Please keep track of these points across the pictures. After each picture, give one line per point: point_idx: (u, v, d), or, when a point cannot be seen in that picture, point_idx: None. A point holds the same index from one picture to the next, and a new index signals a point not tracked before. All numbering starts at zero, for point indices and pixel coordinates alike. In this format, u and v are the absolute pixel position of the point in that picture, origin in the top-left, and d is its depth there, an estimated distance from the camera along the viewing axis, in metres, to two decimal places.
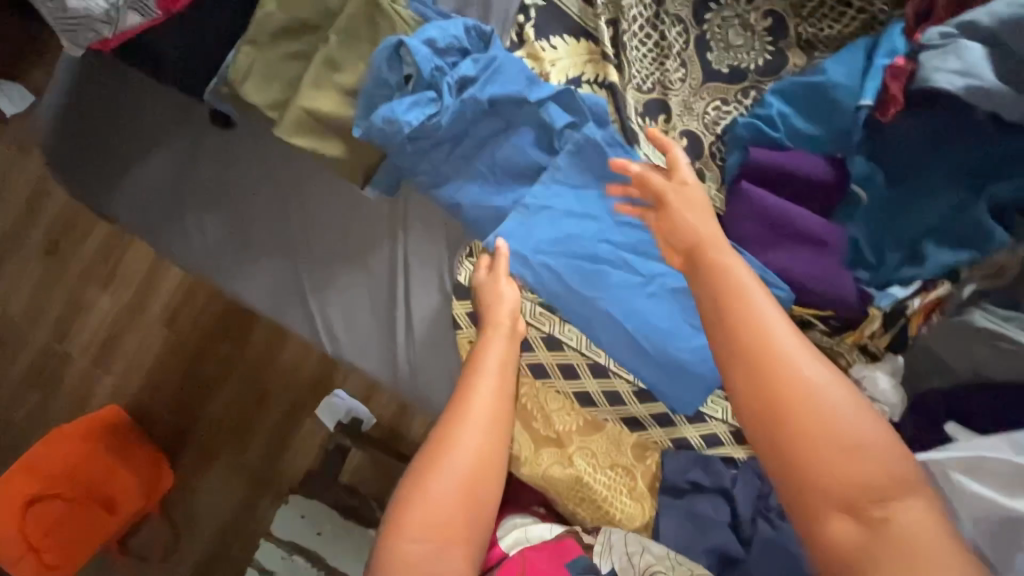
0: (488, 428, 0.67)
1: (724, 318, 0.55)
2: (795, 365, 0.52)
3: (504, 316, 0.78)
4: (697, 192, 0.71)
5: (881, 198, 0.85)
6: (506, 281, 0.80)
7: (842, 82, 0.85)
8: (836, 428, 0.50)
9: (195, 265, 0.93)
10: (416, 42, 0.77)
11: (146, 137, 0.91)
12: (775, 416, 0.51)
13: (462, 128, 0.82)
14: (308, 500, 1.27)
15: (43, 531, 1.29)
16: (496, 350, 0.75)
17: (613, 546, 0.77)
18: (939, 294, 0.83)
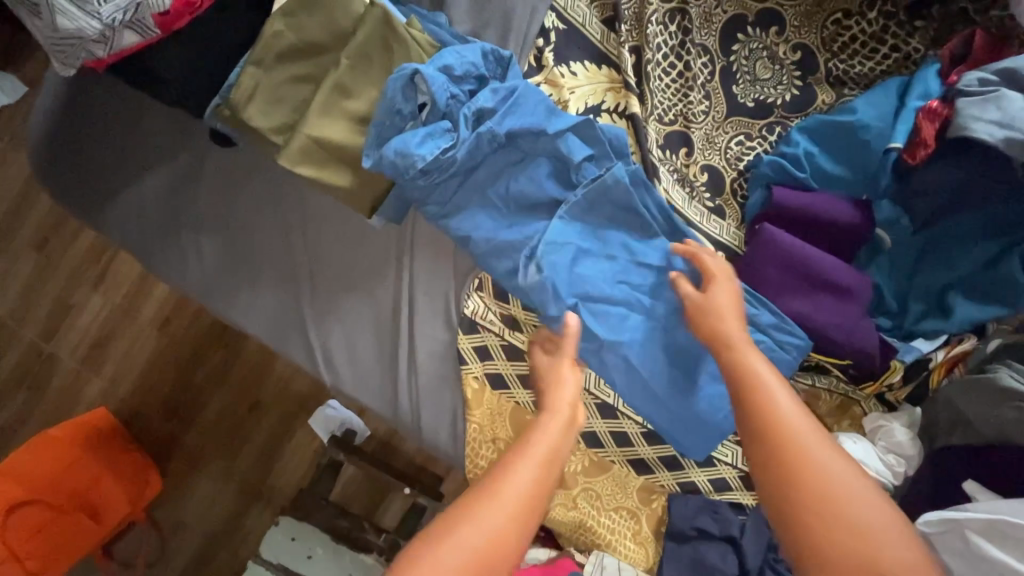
0: (518, 524, 0.55)
1: (747, 411, 0.59)
2: (813, 457, 0.55)
3: (557, 399, 0.64)
4: (728, 291, 0.70)
5: (904, 246, 0.83)
6: (570, 365, 0.69)
7: (873, 123, 0.82)
8: (860, 529, 0.52)
9: (189, 287, 0.88)
10: (433, 70, 0.73)
11: (141, 152, 0.86)
12: (798, 512, 0.54)
13: (477, 159, 0.79)
14: (298, 522, 1.23)
15: (27, 535, 1.24)
16: (547, 439, 0.60)
17: (604, 568, 0.82)
18: (962, 349, 0.80)
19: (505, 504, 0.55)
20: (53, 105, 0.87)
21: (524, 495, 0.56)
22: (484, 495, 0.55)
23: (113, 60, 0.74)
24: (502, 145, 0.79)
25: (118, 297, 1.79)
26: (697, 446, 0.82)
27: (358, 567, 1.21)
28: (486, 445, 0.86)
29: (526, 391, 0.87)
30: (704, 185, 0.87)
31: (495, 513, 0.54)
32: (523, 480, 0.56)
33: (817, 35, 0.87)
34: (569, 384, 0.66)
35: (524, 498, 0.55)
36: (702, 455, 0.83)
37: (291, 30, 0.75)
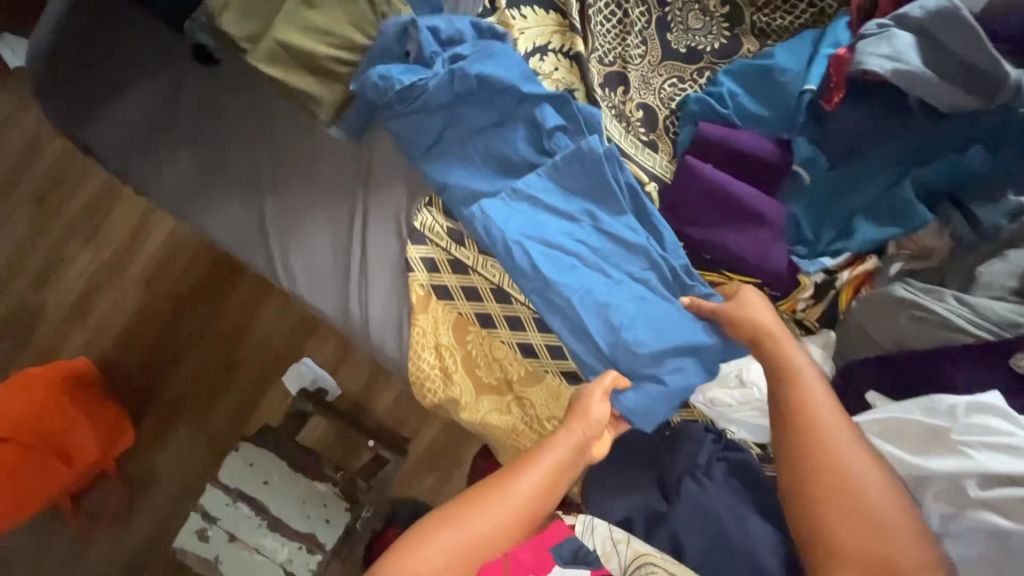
0: (518, 520, 0.70)
1: (787, 398, 0.74)
2: (837, 448, 0.69)
3: (579, 420, 0.78)
4: (760, 309, 0.81)
5: (823, 178, 0.90)
6: (600, 398, 0.79)
7: (790, 67, 0.91)
8: (869, 506, 0.65)
9: (162, 197, 0.95)
10: (425, 26, 0.86)
11: (131, 70, 0.95)
12: (811, 488, 0.68)
13: (452, 106, 0.88)
14: (257, 449, 1.27)
15: (9, 468, 1.56)
16: (554, 454, 0.75)
17: (596, 529, 0.80)
18: (866, 269, 0.87)
19: (509, 499, 0.70)
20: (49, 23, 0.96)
21: (526, 498, 0.71)
22: (494, 487, 0.72)
23: None
24: (478, 102, 0.89)
25: (107, 252, 1.86)
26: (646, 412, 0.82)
27: (315, 497, 1.26)
28: (429, 349, 0.93)
29: (469, 303, 0.93)
30: (639, 121, 0.96)
31: (502, 506, 0.70)
32: (529, 485, 0.72)
33: None
34: (595, 413, 0.78)
35: (529, 498, 0.71)
36: (650, 424, 0.83)
37: None
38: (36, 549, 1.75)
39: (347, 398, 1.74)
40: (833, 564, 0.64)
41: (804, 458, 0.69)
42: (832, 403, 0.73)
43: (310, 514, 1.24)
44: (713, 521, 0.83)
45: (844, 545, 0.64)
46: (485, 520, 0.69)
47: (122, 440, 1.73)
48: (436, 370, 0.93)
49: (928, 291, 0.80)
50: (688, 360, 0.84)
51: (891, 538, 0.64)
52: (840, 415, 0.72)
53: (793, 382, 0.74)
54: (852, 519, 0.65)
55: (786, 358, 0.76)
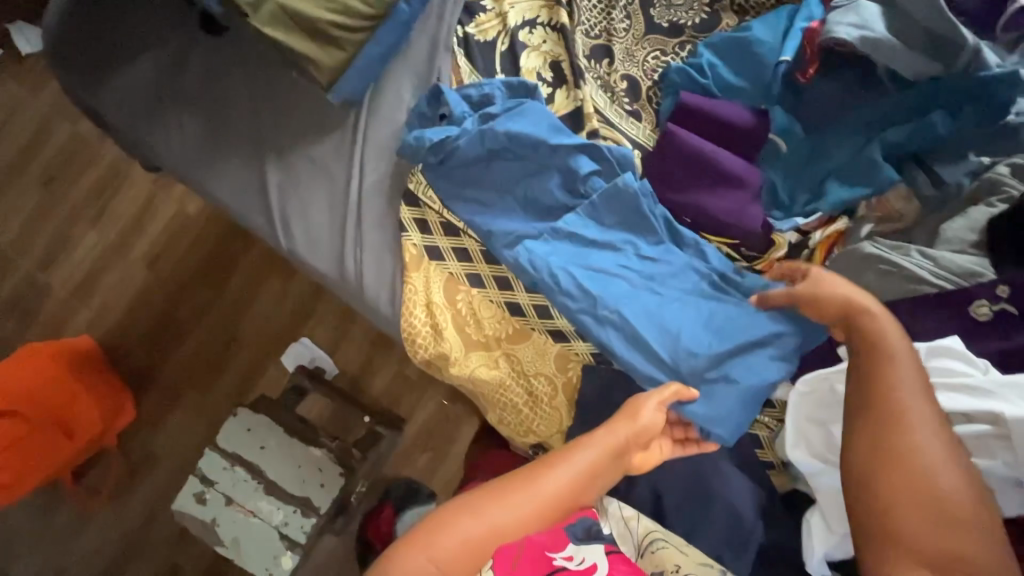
0: (549, 512, 0.73)
1: (875, 387, 0.68)
2: (918, 441, 0.64)
3: (626, 422, 0.79)
4: (837, 284, 0.77)
5: (799, 144, 0.94)
6: (653, 406, 0.80)
7: (766, 40, 0.96)
8: (942, 497, 0.61)
9: (171, 161, 1.00)
10: (454, 93, 0.95)
11: (140, 40, 1.00)
12: (884, 479, 0.63)
13: (490, 155, 0.94)
14: (256, 415, 1.31)
15: (16, 437, 1.60)
16: (598, 451, 0.77)
17: (610, 512, 0.82)
18: (838, 228, 0.91)
19: (541, 492, 0.73)
20: None
21: (558, 492, 0.74)
22: (528, 478, 0.74)
23: None
24: (509, 146, 0.93)
25: (112, 233, 1.91)
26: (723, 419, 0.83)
27: (309, 462, 1.29)
28: (421, 306, 0.97)
29: (460, 263, 0.98)
30: (623, 91, 1.00)
31: (533, 498, 0.73)
32: (561, 480, 0.74)
33: None
34: (645, 417, 0.80)
35: (562, 491, 0.74)
36: (728, 432, 0.83)
37: None
38: (37, 521, 1.79)
39: (344, 377, 1.78)
40: (890, 552, 0.61)
41: (875, 443, 0.65)
42: (925, 392, 0.67)
43: (305, 479, 1.27)
44: (688, 467, 0.89)
45: (908, 534, 0.61)
46: (516, 507, 0.72)
47: (124, 416, 1.77)
48: (427, 326, 0.97)
49: (896, 248, 0.83)
50: (761, 356, 0.85)
51: (962, 532, 0.60)
52: (928, 404, 0.66)
53: (885, 367, 0.69)
54: (919, 508, 0.61)
55: (884, 332, 0.72)
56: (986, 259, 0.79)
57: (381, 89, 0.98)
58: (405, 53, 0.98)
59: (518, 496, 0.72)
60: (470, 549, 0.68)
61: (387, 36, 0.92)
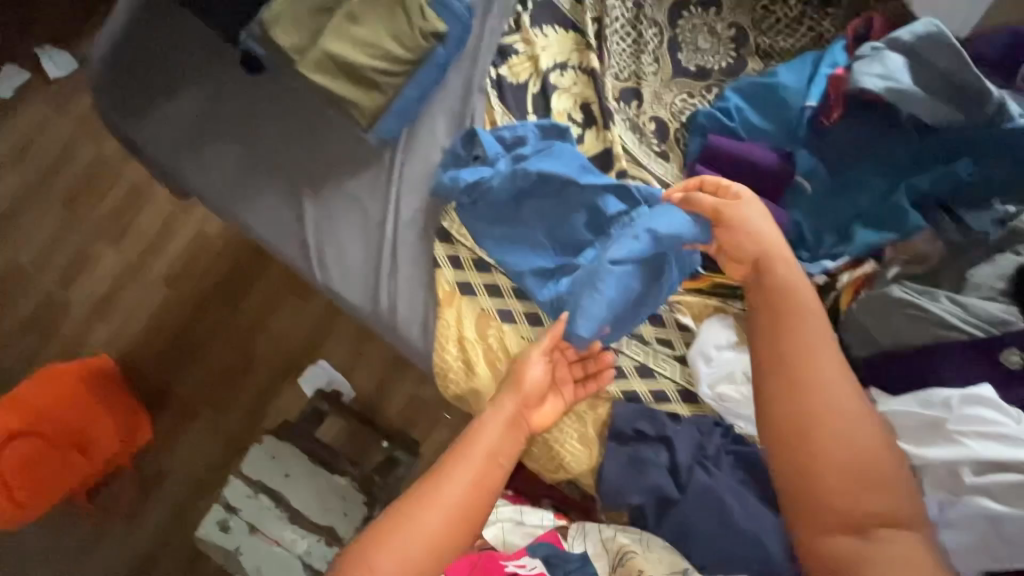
0: (462, 508, 0.78)
1: (770, 348, 0.75)
2: (821, 403, 0.70)
3: (514, 392, 0.88)
4: (745, 206, 0.84)
5: (827, 186, 0.96)
6: (533, 362, 0.91)
7: (791, 85, 0.99)
8: (855, 458, 0.68)
9: (206, 194, 1.01)
10: (487, 133, 0.98)
11: (179, 74, 1.01)
12: (797, 444, 0.70)
13: (519, 192, 0.97)
14: (280, 442, 1.33)
15: (33, 455, 1.62)
16: (491, 436, 0.84)
17: (587, 533, 0.90)
18: (865, 271, 0.92)
19: (447, 497, 0.77)
20: (111, 32, 1.02)
21: (459, 491, 0.78)
22: (430, 486, 0.79)
23: None
24: (537, 185, 0.96)
25: (134, 254, 1.92)
26: (583, 315, 0.87)
27: (331, 489, 1.30)
28: (453, 342, 0.98)
29: (491, 299, 0.99)
30: (652, 132, 1.03)
31: (439, 504, 0.77)
32: (458, 485, 0.79)
33: (749, 15, 1.03)
34: (531, 370, 0.90)
35: (466, 486, 0.79)
36: (586, 328, 0.87)
37: None
38: (52, 541, 1.78)
39: (360, 400, 1.78)
40: (819, 521, 0.68)
41: (794, 414, 0.70)
42: (830, 350, 0.74)
43: (329, 505, 1.28)
44: (720, 505, 0.88)
45: (832, 500, 0.67)
46: (432, 516, 0.76)
47: (141, 436, 1.77)
48: (459, 361, 0.98)
49: (925, 293, 0.85)
50: (619, 245, 0.89)
51: (876, 488, 0.68)
52: (833, 360, 0.73)
53: (801, 331, 0.75)
54: (838, 472, 0.68)
55: (786, 282, 0.78)
56: (1015, 307, 0.80)
57: (417, 129, 1.00)
58: (440, 94, 1.01)
59: (431, 501, 0.77)
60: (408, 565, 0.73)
61: (424, 80, 0.93)
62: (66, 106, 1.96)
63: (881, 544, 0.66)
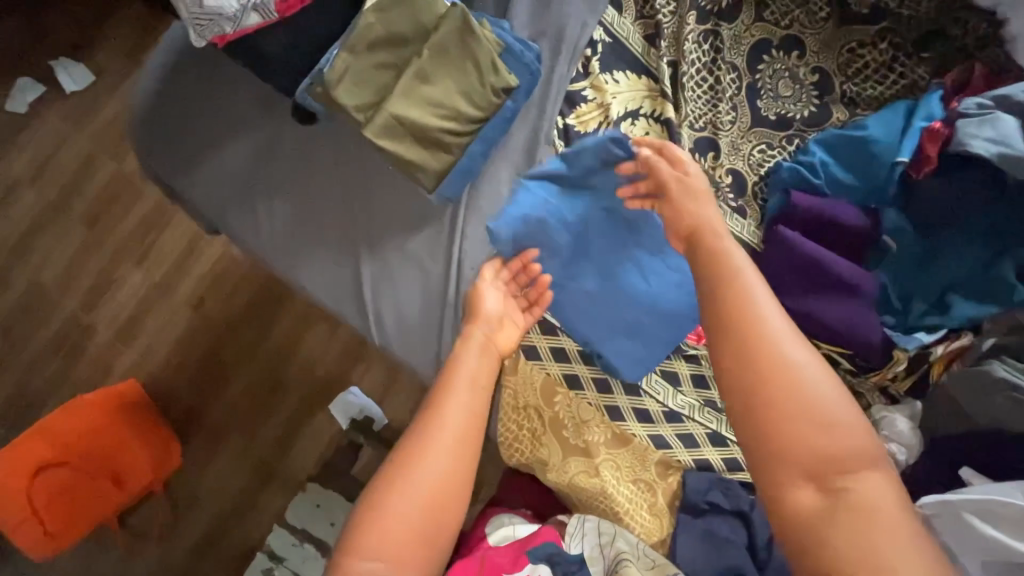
0: (458, 446, 0.74)
1: (721, 310, 0.72)
2: (779, 355, 0.68)
3: (474, 321, 0.87)
4: (696, 182, 0.84)
5: (912, 247, 0.90)
6: (490, 289, 0.89)
7: (881, 138, 0.91)
8: (811, 406, 0.66)
9: (260, 253, 0.96)
10: (535, 180, 0.92)
11: (226, 123, 0.95)
12: (754, 399, 0.67)
13: (558, 211, 0.91)
14: (322, 488, 1.30)
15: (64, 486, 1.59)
16: (470, 362, 0.82)
17: (586, 533, 0.87)
18: (959, 345, 0.88)
19: (445, 429, 0.74)
20: (152, 80, 0.96)
21: (456, 419, 0.76)
22: (426, 425, 0.75)
23: (234, 37, 0.79)
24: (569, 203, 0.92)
25: (158, 274, 1.80)
26: (504, 216, 0.90)
27: None
28: (518, 411, 0.97)
29: (558, 364, 0.97)
30: (728, 186, 0.97)
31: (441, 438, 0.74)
32: (451, 426, 0.75)
33: (834, 59, 0.97)
34: (487, 307, 0.87)
35: (459, 420, 0.76)
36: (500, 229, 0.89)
37: (381, 23, 0.80)
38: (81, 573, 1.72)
39: (393, 427, 1.70)
40: (788, 476, 0.65)
41: (743, 370, 0.68)
42: (771, 305, 0.72)
43: None
44: None
45: (790, 450, 0.65)
46: (430, 466, 0.71)
47: (169, 464, 1.67)
48: (525, 431, 0.96)
49: None
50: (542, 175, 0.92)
51: (827, 433, 0.65)
52: (779, 317, 0.72)
53: (730, 290, 0.73)
54: (795, 422, 0.66)
55: (714, 250, 0.78)
56: None
57: (480, 184, 0.94)
58: (504, 145, 0.94)
59: (425, 457, 0.72)
60: (413, 525, 0.68)
61: (491, 133, 0.86)
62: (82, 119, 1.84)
63: (844, 496, 0.63)
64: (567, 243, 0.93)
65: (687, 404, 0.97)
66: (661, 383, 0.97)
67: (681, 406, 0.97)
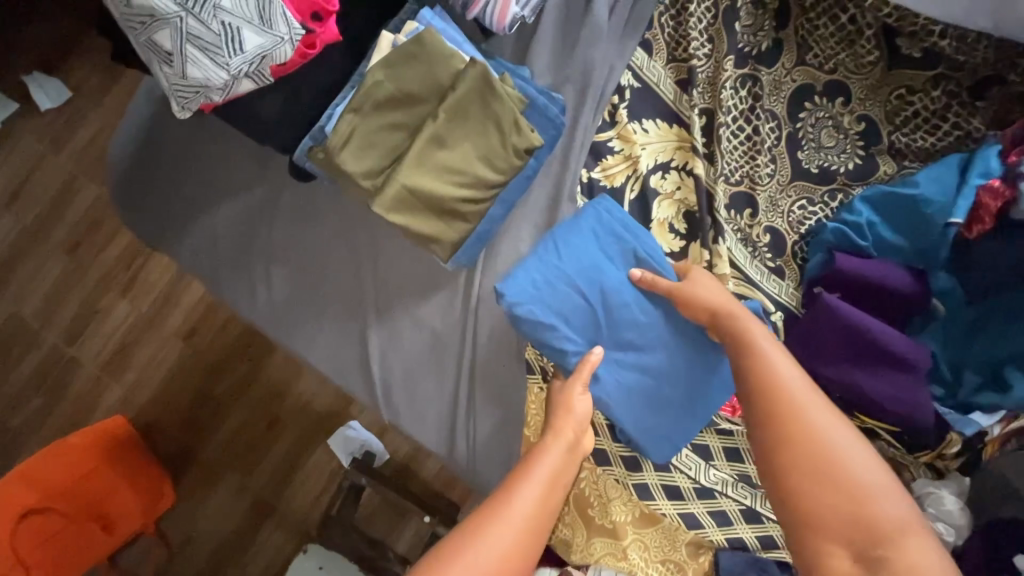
0: (525, 541, 0.60)
1: (742, 367, 0.69)
2: (804, 415, 0.64)
3: (564, 419, 0.72)
4: (702, 283, 0.76)
5: (962, 316, 0.85)
6: (580, 392, 0.75)
7: (934, 198, 0.83)
8: (838, 470, 0.61)
9: (260, 323, 0.90)
10: (564, 233, 0.81)
11: (220, 181, 0.88)
12: (776, 460, 0.63)
13: (590, 277, 0.80)
14: (327, 550, 1.28)
15: (39, 541, 1.22)
16: (554, 458, 0.67)
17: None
18: (1018, 425, 0.80)
19: (514, 519, 0.60)
20: (131, 131, 0.90)
21: (526, 512, 0.61)
22: (490, 513, 0.61)
23: (223, 102, 0.73)
24: (598, 267, 0.80)
25: (145, 305, 1.58)
26: (511, 282, 0.78)
27: None
28: None
29: None
30: (766, 246, 0.89)
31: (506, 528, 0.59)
32: (526, 505, 0.62)
33: (881, 107, 0.89)
34: (579, 407, 0.73)
35: (531, 515, 0.61)
36: (509, 291, 0.78)
37: (390, 80, 0.74)
38: None
39: (395, 463, 1.49)
40: (823, 548, 0.59)
41: (762, 431, 0.65)
42: (794, 367, 0.68)
43: None
44: None
45: (819, 516, 0.60)
46: (483, 554, 0.57)
47: (168, 500, 1.36)
48: None
49: None
50: (555, 237, 0.81)
51: (853, 497, 0.60)
52: (803, 377, 0.67)
53: (749, 345, 0.70)
54: (825, 489, 0.60)
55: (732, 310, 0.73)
56: None
57: (498, 247, 0.85)
58: (524, 204, 0.86)
59: (483, 539, 0.58)
60: None
61: (510, 195, 0.81)
62: (58, 132, 1.58)
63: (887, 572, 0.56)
64: (597, 319, 0.80)
65: (720, 480, 0.89)
66: (693, 457, 0.90)
67: (713, 482, 0.89)
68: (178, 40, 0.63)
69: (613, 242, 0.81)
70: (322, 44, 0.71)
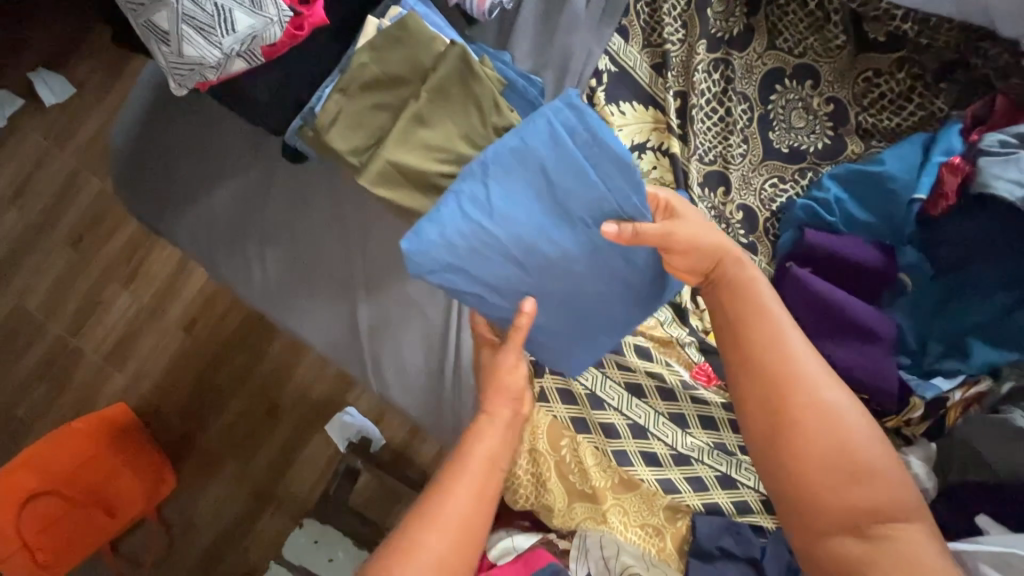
0: (463, 530, 0.64)
1: (760, 351, 0.68)
2: (821, 404, 0.66)
3: (503, 394, 0.72)
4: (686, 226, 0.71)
5: (927, 289, 0.88)
6: (512, 361, 0.74)
7: (899, 174, 0.87)
8: (851, 456, 0.64)
9: (255, 300, 0.94)
10: (508, 162, 0.71)
11: (218, 164, 0.93)
12: (791, 448, 0.66)
13: (525, 215, 0.72)
14: (321, 526, 1.31)
15: (41, 527, 1.27)
16: (493, 437, 0.70)
17: (589, 551, 0.86)
18: (978, 390, 0.84)
19: (451, 511, 0.64)
20: (132, 118, 0.94)
21: (462, 509, 0.64)
22: (427, 512, 0.64)
23: (217, 82, 0.77)
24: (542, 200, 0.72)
25: (147, 296, 1.62)
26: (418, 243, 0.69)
27: None
28: (524, 455, 0.92)
29: (565, 407, 0.95)
30: (739, 222, 0.93)
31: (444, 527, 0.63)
32: (461, 495, 0.65)
33: (849, 89, 0.93)
34: (508, 380, 0.73)
35: (467, 504, 0.65)
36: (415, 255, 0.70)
37: (375, 62, 0.78)
38: None
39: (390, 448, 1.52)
40: (822, 520, 0.65)
41: (776, 417, 0.67)
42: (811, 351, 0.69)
43: None
44: None
45: (829, 498, 0.64)
46: (427, 551, 0.61)
47: (168, 487, 1.36)
48: (529, 476, 0.91)
49: None
50: (490, 185, 0.71)
51: (864, 482, 0.64)
52: (817, 360, 0.69)
53: (767, 328, 0.69)
54: (837, 476, 0.64)
55: (747, 289, 0.71)
56: None
57: None
58: None
59: (424, 539, 0.62)
60: None
61: None
62: (64, 128, 1.63)
63: (885, 544, 0.62)
64: (527, 270, 0.74)
65: (697, 447, 0.94)
66: (670, 425, 0.94)
67: (690, 449, 0.93)
68: (174, 21, 0.67)
69: (572, 183, 0.71)
70: (309, 27, 0.76)
